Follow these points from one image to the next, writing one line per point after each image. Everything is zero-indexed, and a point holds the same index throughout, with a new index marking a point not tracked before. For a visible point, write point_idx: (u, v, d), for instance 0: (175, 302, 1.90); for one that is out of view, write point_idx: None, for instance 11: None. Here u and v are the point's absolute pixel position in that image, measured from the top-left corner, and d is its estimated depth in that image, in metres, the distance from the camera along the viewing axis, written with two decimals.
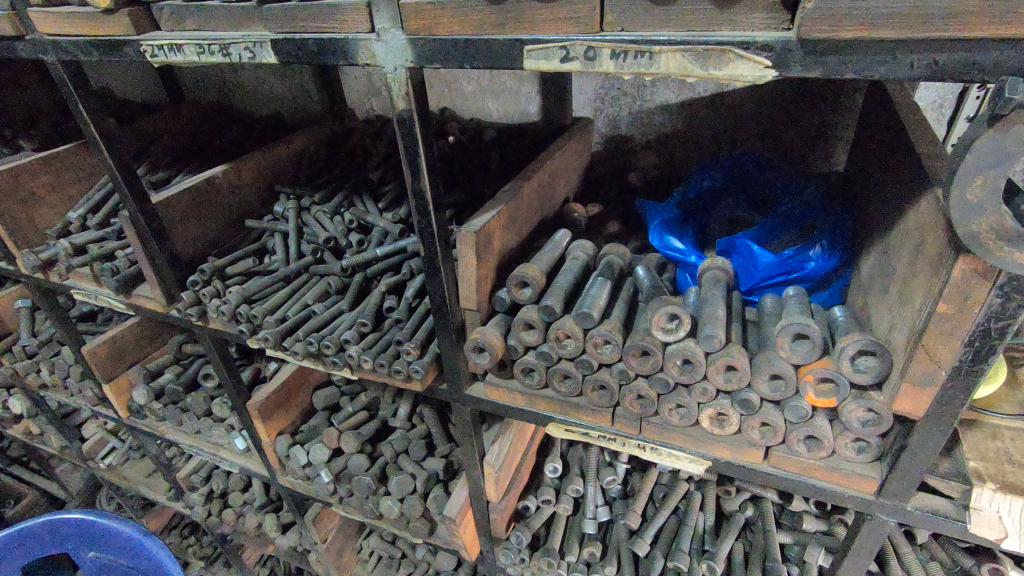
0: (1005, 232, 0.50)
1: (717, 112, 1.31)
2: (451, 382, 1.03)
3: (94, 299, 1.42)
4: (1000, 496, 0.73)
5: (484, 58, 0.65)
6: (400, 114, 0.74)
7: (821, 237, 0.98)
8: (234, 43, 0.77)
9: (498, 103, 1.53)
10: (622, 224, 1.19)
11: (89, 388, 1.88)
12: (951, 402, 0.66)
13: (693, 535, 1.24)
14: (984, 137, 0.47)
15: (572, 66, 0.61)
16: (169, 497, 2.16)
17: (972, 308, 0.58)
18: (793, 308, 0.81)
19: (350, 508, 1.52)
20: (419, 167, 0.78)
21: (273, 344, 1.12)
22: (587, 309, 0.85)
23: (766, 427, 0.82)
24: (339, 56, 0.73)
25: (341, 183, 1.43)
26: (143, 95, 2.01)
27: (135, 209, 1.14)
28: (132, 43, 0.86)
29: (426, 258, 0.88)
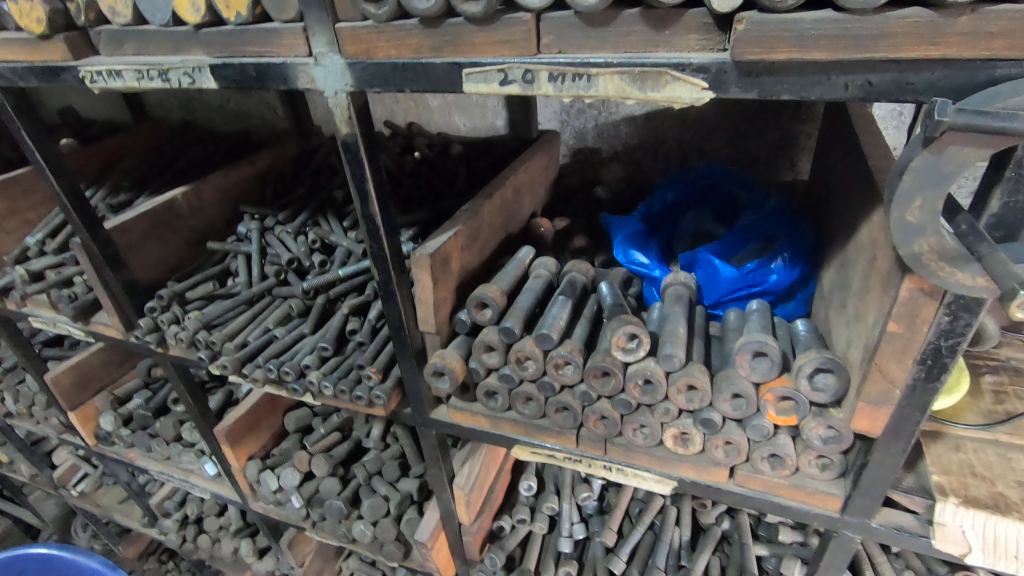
0: (946, 252, 0.49)
1: (682, 123, 1.30)
2: (415, 405, 1.01)
3: (53, 327, 1.38)
4: (963, 510, 0.72)
5: (424, 81, 0.63)
6: (344, 138, 0.72)
7: (783, 249, 0.97)
8: (172, 69, 0.75)
9: (465, 117, 1.52)
10: (588, 238, 1.18)
11: (55, 415, 1.83)
12: (909, 420, 0.65)
13: (670, 551, 1.22)
14: (918, 159, 0.46)
15: (511, 89, 0.59)
16: (143, 523, 2.11)
17: (922, 327, 0.57)
18: (753, 325, 0.80)
19: (324, 533, 1.48)
20: (367, 191, 0.76)
21: (233, 370, 1.09)
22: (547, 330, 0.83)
23: (730, 446, 0.81)
24: (278, 80, 0.71)
25: (306, 201, 1.41)
26: (108, 114, 1.98)
27: (87, 236, 1.11)
28: (70, 69, 0.83)
29: (382, 282, 0.86)
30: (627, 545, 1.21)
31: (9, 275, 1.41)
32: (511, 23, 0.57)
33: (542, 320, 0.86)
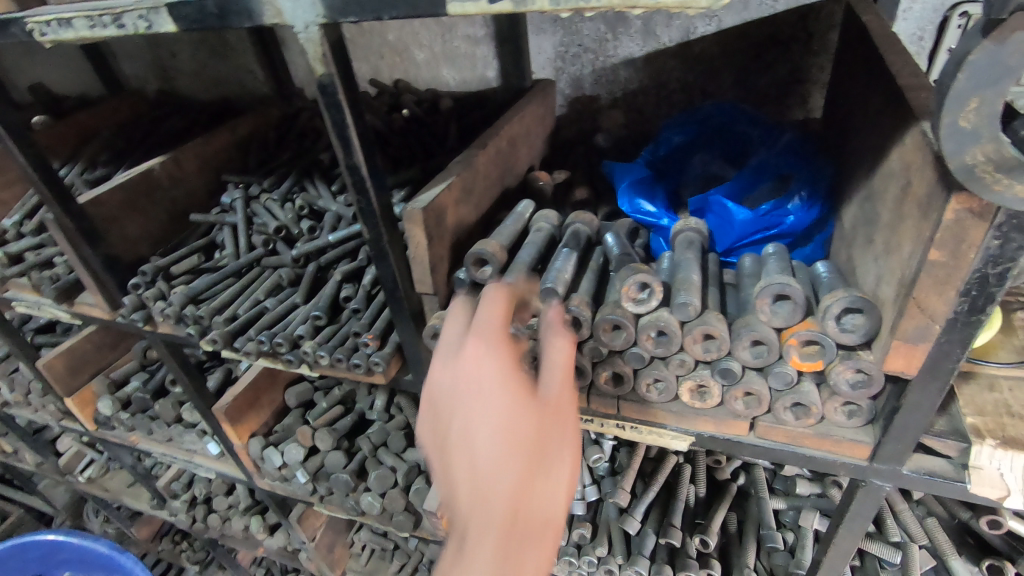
0: (1004, 162, 0.43)
1: (686, 63, 1.23)
2: (416, 371, 0.97)
3: (37, 310, 1.32)
4: (1001, 453, 0.68)
5: (402, 5, 0.56)
6: (320, 80, 0.65)
7: (799, 188, 0.91)
8: (125, 12, 0.67)
9: (454, 70, 1.43)
10: (590, 190, 1.12)
11: (52, 402, 1.79)
12: (948, 359, 0.60)
13: (685, 508, 1.19)
14: (978, 51, 0.39)
15: (502, 6, 0.53)
16: (152, 506, 2.10)
17: (967, 252, 0.52)
18: (773, 267, 0.75)
19: (332, 506, 1.46)
20: (350, 139, 0.70)
21: (224, 345, 1.04)
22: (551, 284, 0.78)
23: (750, 397, 0.76)
24: (242, 16, 0.63)
25: (291, 166, 1.34)
26: (80, 89, 1.88)
27: (59, 211, 1.04)
28: (16, 22, 0.76)
29: (372, 241, 0.80)
30: (641, 504, 1.18)
31: None
32: None
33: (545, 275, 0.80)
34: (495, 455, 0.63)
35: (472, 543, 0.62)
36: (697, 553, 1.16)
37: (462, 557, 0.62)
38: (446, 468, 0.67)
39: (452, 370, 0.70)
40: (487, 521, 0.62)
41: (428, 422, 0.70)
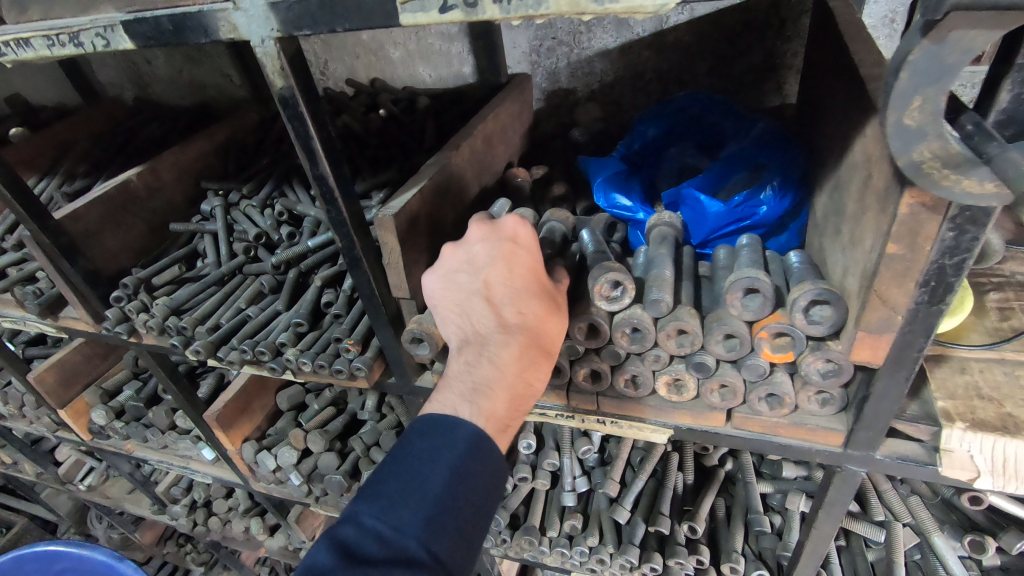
0: (949, 157, 0.44)
1: (660, 52, 1.22)
2: (400, 374, 0.98)
3: (22, 325, 1.33)
4: (971, 435, 0.69)
5: (355, 16, 0.56)
6: (280, 92, 0.65)
7: (772, 177, 0.91)
8: (81, 30, 0.67)
9: (430, 67, 1.42)
10: (567, 185, 1.12)
11: (47, 414, 1.80)
12: (912, 349, 0.61)
13: (673, 496, 1.21)
14: (918, 51, 0.39)
15: (452, 16, 0.52)
16: (154, 511, 2.12)
17: (924, 245, 0.52)
18: (744, 260, 0.75)
19: (329, 507, 1.48)
20: (315, 150, 0.70)
21: (208, 355, 1.05)
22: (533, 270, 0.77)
23: (725, 388, 0.77)
24: (197, 31, 0.63)
25: (269, 172, 1.33)
26: (57, 98, 1.87)
27: (35, 228, 1.03)
28: None
29: (346, 248, 0.80)
30: (630, 494, 1.19)
31: None
32: None
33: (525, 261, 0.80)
34: (522, 288, 0.69)
35: (494, 359, 0.68)
36: (686, 540, 1.18)
37: (483, 361, 0.68)
38: (465, 300, 0.71)
39: (486, 227, 0.73)
40: (506, 335, 0.68)
41: (449, 269, 0.74)
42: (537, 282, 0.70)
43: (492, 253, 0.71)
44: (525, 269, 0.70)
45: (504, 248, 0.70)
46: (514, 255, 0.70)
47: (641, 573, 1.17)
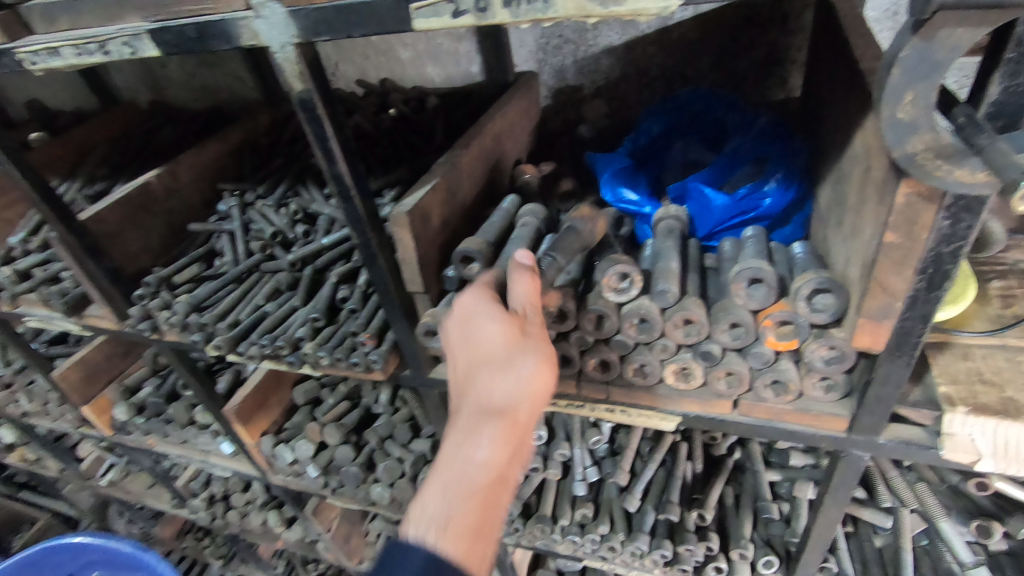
0: (943, 149, 0.46)
1: (665, 48, 1.24)
2: (414, 367, 1.01)
3: (48, 324, 1.37)
4: (972, 419, 0.71)
5: (371, 23, 0.59)
6: (299, 96, 0.68)
7: (776, 170, 0.93)
8: (109, 39, 0.70)
9: (439, 67, 1.45)
10: (575, 181, 1.14)
11: (70, 411, 1.85)
12: (912, 335, 0.63)
13: (683, 485, 1.23)
14: (908, 48, 0.41)
15: (464, 21, 0.55)
16: (173, 505, 2.16)
17: (921, 233, 0.54)
18: (749, 251, 0.77)
19: (345, 498, 1.52)
20: (333, 150, 0.73)
21: (228, 350, 1.08)
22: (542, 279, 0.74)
23: (731, 376, 0.79)
24: (220, 39, 0.66)
25: (284, 172, 1.36)
26: (74, 102, 1.91)
27: (62, 230, 1.07)
28: (7, 53, 0.78)
29: (362, 245, 0.83)
30: (640, 483, 1.22)
31: None
32: None
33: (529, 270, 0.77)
34: (470, 362, 0.71)
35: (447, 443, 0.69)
36: (696, 527, 1.20)
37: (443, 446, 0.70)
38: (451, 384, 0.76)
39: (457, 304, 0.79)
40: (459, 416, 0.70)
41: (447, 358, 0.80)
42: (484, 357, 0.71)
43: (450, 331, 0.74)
44: (473, 343, 0.71)
45: (456, 324, 0.73)
46: (464, 327, 0.72)
47: (652, 560, 1.19)
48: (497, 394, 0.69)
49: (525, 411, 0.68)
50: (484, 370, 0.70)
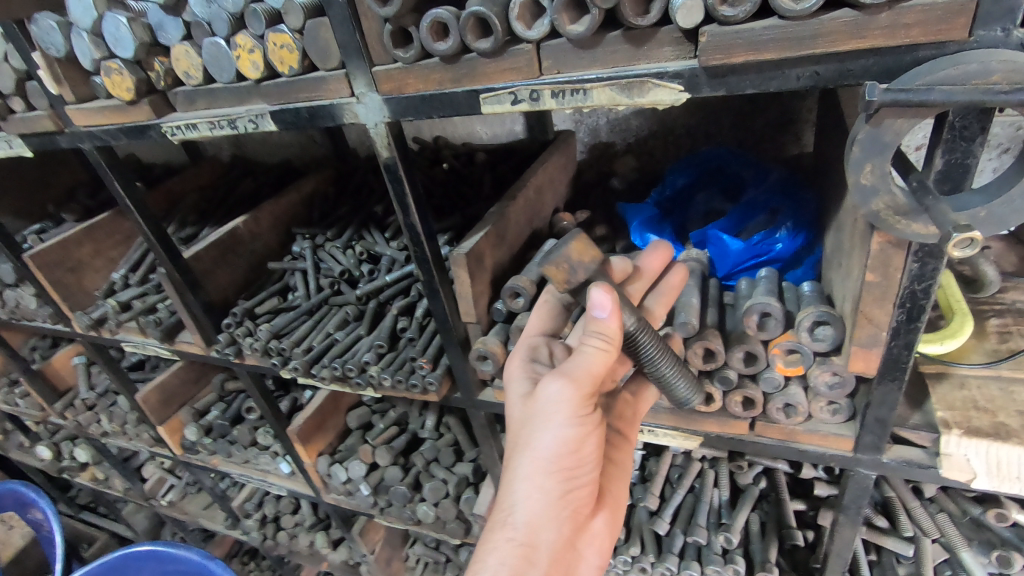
0: (899, 207, 0.58)
1: (689, 110, 1.39)
2: (464, 389, 1.14)
3: (142, 349, 1.56)
4: (966, 441, 0.79)
5: (448, 108, 0.76)
6: (385, 160, 0.86)
7: (786, 219, 1.05)
8: (239, 117, 0.89)
9: (486, 126, 1.65)
10: (608, 227, 1.28)
11: (146, 431, 2.03)
12: (900, 362, 0.73)
13: (710, 510, 1.30)
14: (863, 132, 0.54)
15: (521, 107, 0.71)
16: (226, 526, 2.29)
17: (894, 274, 0.66)
18: (760, 288, 0.88)
19: (392, 517, 1.63)
20: (408, 203, 0.90)
21: (303, 372, 1.24)
22: (632, 323, 0.80)
23: (747, 400, 0.90)
24: (327, 118, 0.85)
25: (349, 218, 1.54)
26: (165, 156, 2.18)
27: (170, 266, 1.27)
28: (154, 127, 0.99)
29: (426, 280, 0.99)
30: (669, 507, 1.30)
31: (101, 308, 1.60)
32: (516, 53, 0.68)
33: (664, 355, 0.81)
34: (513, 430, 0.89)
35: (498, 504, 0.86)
36: (722, 550, 1.26)
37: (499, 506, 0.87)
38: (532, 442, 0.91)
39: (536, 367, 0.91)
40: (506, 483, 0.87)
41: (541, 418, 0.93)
42: (513, 437, 0.88)
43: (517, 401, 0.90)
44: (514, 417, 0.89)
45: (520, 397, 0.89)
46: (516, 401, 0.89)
47: None
48: (504, 494, 0.85)
49: (527, 511, 0.82)
50: (520, 444, 0.86)
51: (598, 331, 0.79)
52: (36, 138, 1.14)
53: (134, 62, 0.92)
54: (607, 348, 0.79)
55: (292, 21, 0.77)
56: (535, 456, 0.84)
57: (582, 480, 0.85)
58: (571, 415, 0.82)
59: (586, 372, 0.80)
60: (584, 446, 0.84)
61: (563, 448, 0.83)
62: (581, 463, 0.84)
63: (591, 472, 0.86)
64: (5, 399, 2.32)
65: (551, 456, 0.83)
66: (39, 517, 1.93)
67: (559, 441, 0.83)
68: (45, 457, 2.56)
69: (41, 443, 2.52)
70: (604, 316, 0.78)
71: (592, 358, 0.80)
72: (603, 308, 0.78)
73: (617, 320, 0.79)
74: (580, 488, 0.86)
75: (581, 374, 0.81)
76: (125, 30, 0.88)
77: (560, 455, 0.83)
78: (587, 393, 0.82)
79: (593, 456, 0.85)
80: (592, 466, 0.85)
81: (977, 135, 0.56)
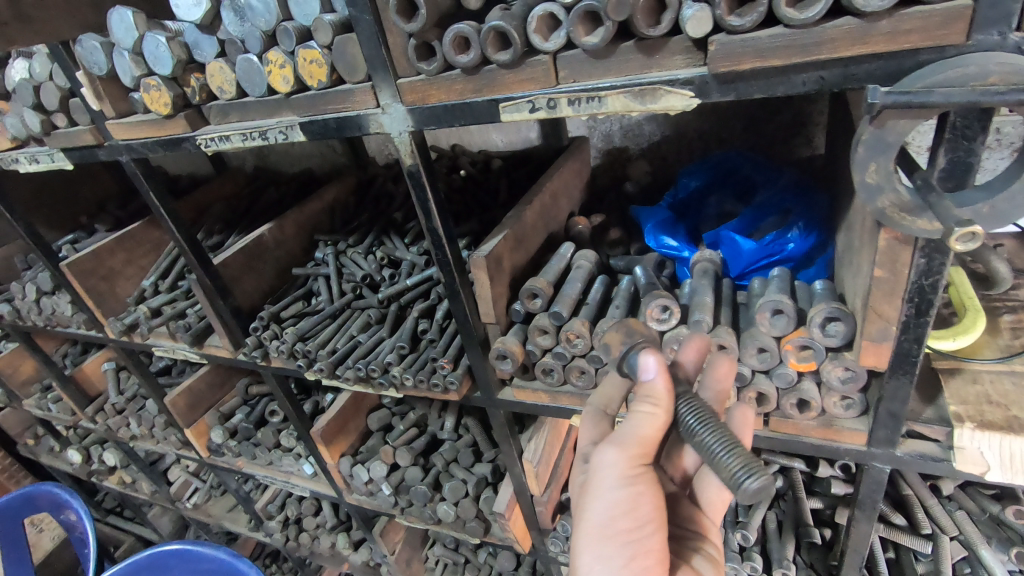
0: (905, 205, 0.61)
1: (702, 115, 1.42)
2: (484, 389, 1.17)
3: (172, 353, 1.62)
4: (980, 434, 0.80)
5: (469, 117, 0.79)
6: (408, 167, 0.90)
7: (797, 220, 1.07)
8: (270, 129, 0.93)
9: (502, 134, 1.69)
10: (622, 231, 1.31)
11: (173, 434, 2.09)
12: (911, 356, 0.75)
13: (727, 509, 1.31)
14: (867, 133, 0.57)
15: (539, 115, 0.74)
16: (249, 528, 2.34)
17: (902, 269, 0.68)
18: (773, 286, 0.91)
19: (412, 517, 1.66)
20: (430, 208, 0.94)
21: (328, 373, 1.28)
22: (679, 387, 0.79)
23: (762, 396, 0.92)
24: (355, 128, 0.89)
25: (370, 226, 1.59)
26: (190, 168, 2.26)
27: (201, 272, 1.32)
28: (189, 139, 1.04)
29: (447, 282, 1.03)
30: None
31: (133, 313, 1.66)
32: (534, 64, 0.71)
33: (706, 416, 0.73)
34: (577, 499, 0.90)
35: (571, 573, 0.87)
36: (739, 548, 1.27)
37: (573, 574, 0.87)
38: None
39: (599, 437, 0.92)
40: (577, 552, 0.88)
41: None
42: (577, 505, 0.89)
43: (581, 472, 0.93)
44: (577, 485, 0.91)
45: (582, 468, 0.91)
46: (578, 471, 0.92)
47: None
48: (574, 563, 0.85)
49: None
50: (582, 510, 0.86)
51: (647, 394, 0.79)
52: (77, 152, 1.20)
53: (171, 78, 0.98)
54: (656, 409, 0.79)
55: (321, 37, 0.82)
56: (594, 526, 0.83)
57: (648, 546, 0.81)
58: (620, 479, 0.82)
59: (636, 435, 0.80)
60: (641, 508, 0.81)
61: (617, 513, 0.82)
62: (642, 528, 0.81)
63: (656, 536, 0.81)
64: (38, 404, 2.41)
65: (607, 522, 0.82)
66: (72, 517, 2.00)
67: (613, 507, 0.82)
68: (75, 461, 2.63)
69: (72, 447, 2.60)
70: (652, 377, 0.78)
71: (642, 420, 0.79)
72: (650, 370, 0.78)
73: (666, 383, 0.78)
74: (647, 555, 0.81)
75: (628, 439, 0.81)
76: (163, 49, 0.93)
77: (615, 519, 0.82)
78: (638, 456, 0.82)
79: (655, 519, 0.82)
80: (656, 530, 0.81)
81: (978, 134, 0.58)
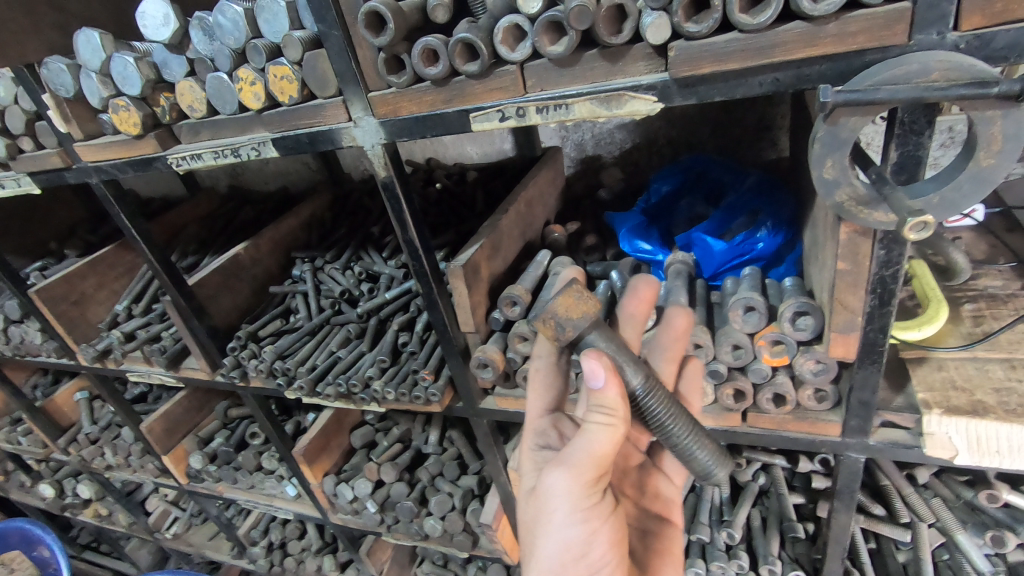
0: (861, 198, 0.63)
1: (670, 122, 1.46)
2: (466, 399, 1.18)
3: (147, 378, 1.59)
4: (947, 419, 0.83)
5: (441, 127, 0.81)
6: (383, 180, 0.91)
7: (766, 219, 1.10)
8: (242, 145, 0.94)
9: (477, 146, 1.71)
10: (597, 237, 1.33)
11: (151, 461, 2.03)
12: (879, 346, 0.78)
13: (712, 508, 1.33)
14: (822, 131, 0.59)
15: (509, 123, 0.76)
16: (233, 555, 2.28)
17: (864, 260, 0.71)
18: (745, 284, 0.93)
19: (398, 534, 1.64)
20: (405, 219, 0.95)
21: (308, 390, 1.27)
22: (638, 380, 0.78)
23: (738, 392, 0.94)
24: (327, 142, 0.90)
25: (346, 241, 1.59)
26: (163, 190, 2.23)
27: (175, 293, 1.30)
28: (160, 159, 1.03)
29: (425, 293, 1.03)
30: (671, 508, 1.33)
31: (105, 339, 1.62)
32: (501, 74, 0.73)
33: None
34: (527, 518, 0.88)
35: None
36: (725, 546, 1.28)
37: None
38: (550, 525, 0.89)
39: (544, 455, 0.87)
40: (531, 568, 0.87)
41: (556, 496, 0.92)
42: (527, 524, 0.87)
43: (529, 493, 0.88)
44: (526, 505, 0.88)
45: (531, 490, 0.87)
46: (528, 493, 0.88)
47: None
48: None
49: None
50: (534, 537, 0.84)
51: (599, 404, 0.75)
52: (44, 175, 1.18)
53: (140, 98, 0.97)
54: (612, 423, 0.74)
55: (291, 54, 0.83)
56: (549, 559, 0.81)
57: None
58: (574, 517, 0.79)
59: (589, 457, 0.75)
60: (596, 549, 0.80)
61: (572, 553, 0.80)
62: (597, 573, 0.80)
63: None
64: (7, 438, 2.32)
65: (562, 560, 0.80)
66: (46, 554, 1.93)
67: (567, 545, 0.79)
68: (47, 495, 2.54)
69: (43, 481, 2.51)
70: (604, 387, 0.74)
71: (599, 439, 0.74)
72: (599, 378, 0.74)
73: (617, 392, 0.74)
74: None
75: (581, 462, 0.76)
76: (132, 69, 0.93)
77: (571, 560, 0.80)
78: (592, 484, 0.78)
79: (610, 560, 0.81)
80: (612, 571, 0.81)
81: (925, 129, 0.61)
